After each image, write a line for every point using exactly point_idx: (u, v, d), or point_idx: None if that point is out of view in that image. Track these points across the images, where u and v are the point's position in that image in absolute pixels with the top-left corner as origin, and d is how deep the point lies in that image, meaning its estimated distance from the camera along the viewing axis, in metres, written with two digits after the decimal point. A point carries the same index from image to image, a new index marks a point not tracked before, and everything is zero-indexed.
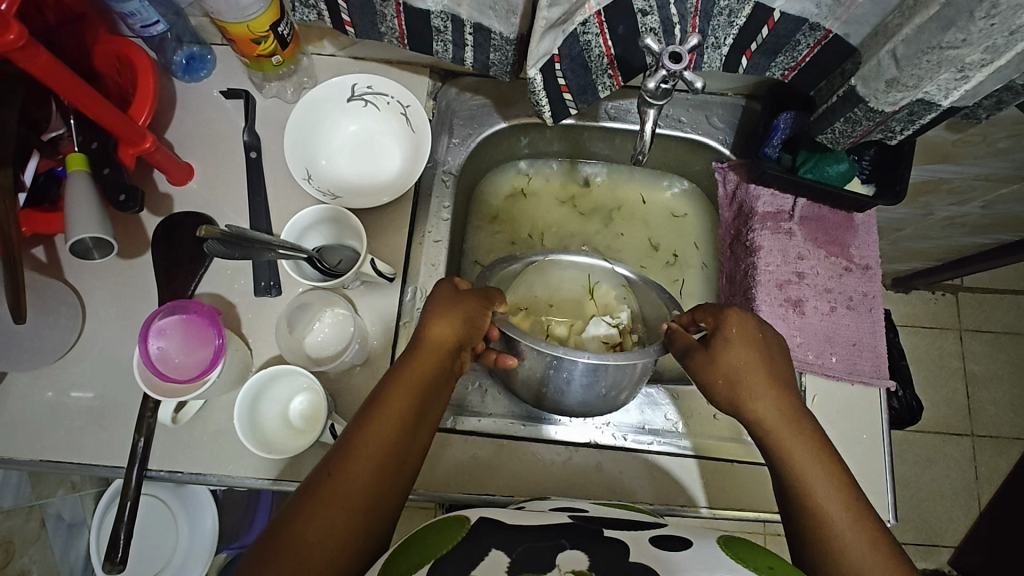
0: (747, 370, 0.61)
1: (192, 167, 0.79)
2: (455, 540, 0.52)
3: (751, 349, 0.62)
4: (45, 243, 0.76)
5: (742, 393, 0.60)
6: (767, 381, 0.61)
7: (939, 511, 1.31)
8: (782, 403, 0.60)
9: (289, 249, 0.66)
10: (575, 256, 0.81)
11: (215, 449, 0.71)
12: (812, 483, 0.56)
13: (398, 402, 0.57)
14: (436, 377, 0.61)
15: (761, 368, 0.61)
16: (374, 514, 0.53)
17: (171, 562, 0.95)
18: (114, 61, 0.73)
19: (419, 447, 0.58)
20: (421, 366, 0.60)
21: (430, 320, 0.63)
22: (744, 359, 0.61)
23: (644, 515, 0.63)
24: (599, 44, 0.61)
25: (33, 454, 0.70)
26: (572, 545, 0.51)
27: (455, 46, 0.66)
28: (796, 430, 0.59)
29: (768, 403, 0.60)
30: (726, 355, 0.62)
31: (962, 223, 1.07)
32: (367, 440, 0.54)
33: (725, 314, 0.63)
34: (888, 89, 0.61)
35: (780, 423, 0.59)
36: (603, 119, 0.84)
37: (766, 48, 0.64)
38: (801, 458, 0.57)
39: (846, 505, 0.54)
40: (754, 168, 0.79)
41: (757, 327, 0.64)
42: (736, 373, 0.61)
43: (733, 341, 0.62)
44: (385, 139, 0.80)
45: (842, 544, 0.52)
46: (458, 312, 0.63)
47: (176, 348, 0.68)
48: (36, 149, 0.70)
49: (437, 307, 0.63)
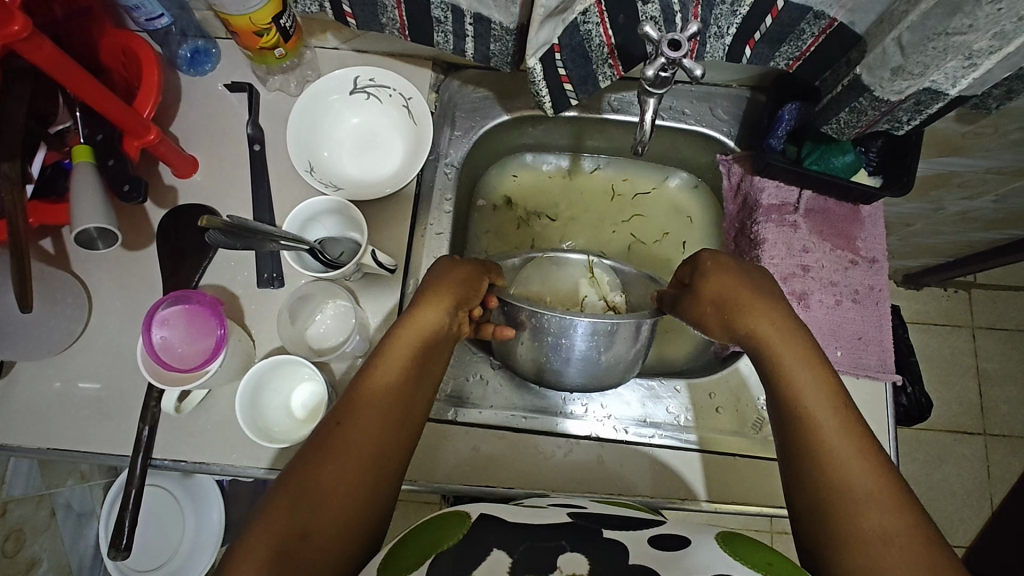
0: (738, 300, 0.63)
1: (197, 160, 0.79)
2: (456, 536, 0.52)
3: (739, 283, 0.64)
4: (53, 234, 0.77)
5: (734, 317, 0.63)
6: (766, 320, 0.62)
7: (950, 510, 1.29)
8: (781, 323, 0.61)
9: (290, 240, 0.67)
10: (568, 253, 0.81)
11: (221, 440, 0.71)
12: (806, 395, 0.57)
13: (400, 358, 0.59)
14: (436, 335, 0.62)
15: (757, 301, 0.62)
16: (386, 466, 0.54)
17: (178, 553, 0.97)
18: (120, 55, 0.73)
19: (424, 403, 0.60)
20: (423, 326, 0.61)
21: (429, 285, 0.64)
22: (730, 287, 0.63)
23: (644, 513, 0.63)
24: (600, 33, 0.60)
25: (41, 443, 0.72)
26: (571, 547, 0.51)
27: (456, 37, 0.66)
28: (793, 346, 0.60)
29: (764, 323, 0.61)
30: (709, 287, 0.64)
31: (974, 217, 1.05)
32: (372, 400, 0.56)
33: (699, 254, 0.66)
34: (893, 78, 0.60)
35: (776, 340, 0.60)
36: (606, 111, 0.84)
37: (770, 38, 0.64)
38: (806, 389, 0.57)
39: (836, 410, 0.56)
40: (759, 160, 0.78)
41: (735, 259, 0.66)
42: (723, 300, 0.63)
43: (710, 273, 0.64)
44: (386, 131, 0.80)
45: (834, 450, 0.54)
46: (454, 276, 0.65)
47: (180, 337, 0.68)
48: (43, 141, 0.70)
49: (436, 272, 0.66)
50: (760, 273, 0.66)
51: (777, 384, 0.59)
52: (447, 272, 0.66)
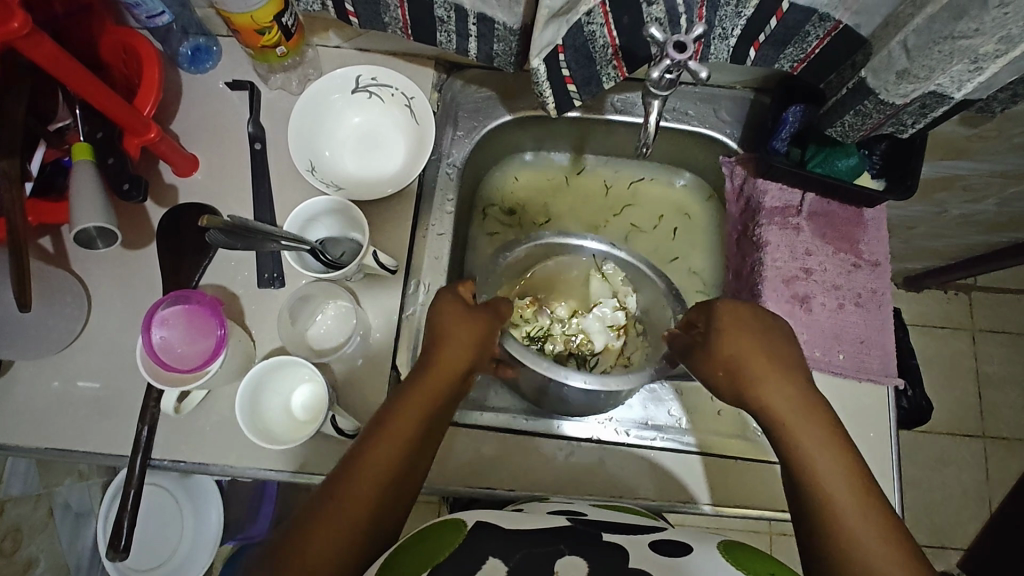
0: (749, 365, 0.60)
1: (197, 159, 0.79)
2: (450, 549, 0.51)
3: (755, 344, 0.61)
4: (52, 233, 0.76)
5: (746, 382, 0.59)
6: (778, 388, 0.58)
7: (949, 514, 1.30)
8: (793, 390, 0.58)
9: (291, 240, 0.66)
10: (585, 240, 0.79)
11: (220, 440, 0.71)
12: (819, 470, 0.54)
13: (404, 427, 0.56)
14: (444, 400, 0.60)
15: (770, 367, 0.59)
16: (375, 541, 0.52)
17: (177, 552, 0.97)
18: (120, 52, 0.72)
19: (421, 473, 0.57)
20: (432, 392, 0.59)
21: (441, 341, 0.62)
22: (745, 352, 0.60)
23: (646, 520, 0.63)
24: (604, 34, 0.60)
25: (40, 443, 0.71)
26: (570, 550, 0.51)
27: (459, 36, 0.66)
28: (807, 417, 0.57)
29: (778, 390, 0.58)
30: (724, 347, 0.61)
31: (976, 220, 1.05)
32: (370, 473, 0.53)
33: (714, 308, 0.64)
34: (898, 82, 0.60)
35: (789, 410, 0.57)
36: (609, 112, 0.83)
37: (774, 39, 0.64)
38: (820, 462, 0.54)
39: (854, 488, 0.53)
40: (762, 162, 0.78)
41: (751, 317, 0.63)
42: (736, 363, 0.60)
43: (726, 332, 0.62)
44: (389, 131, 0.80)
45: (851, 531, 0.51)
46: (469, 331, 0.63)
47: (179, 337, 0.68)
48: (42, 140, 0.69)
49: (447, 323, 0.63)
50: (779, 332, 0.62)
51: (789, 455, 0.56)
52: (447, 313, 0.64)
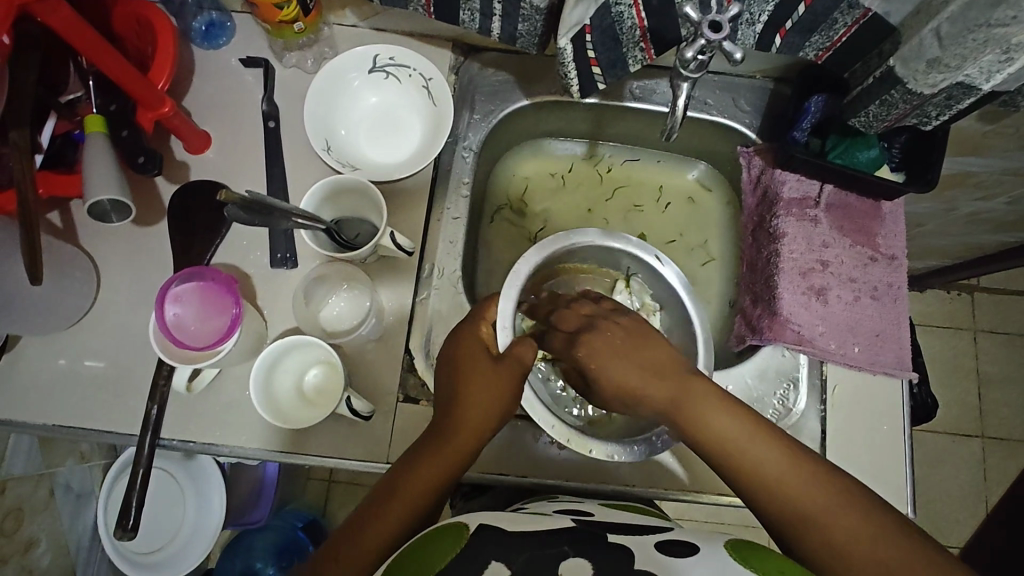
0: (631, 375, 0.61)
1: (210, 136, 0.77)
2: (454, 551, 0.51)
3: (626, 350, 0.62)
4: (61, 207, 0.75)
5: (632, 392, 0.61)
6: (656, 384, 0.61)
7: (946, 512, 1.30)
8: (671, 380, 0.61)
9: (307, 218, 0.65)
10: (623, 244, 0.73)
11: (229, 420, 0.70)
12: (723, 435, 0.58)
13: (418, 484, 0.59)
14: (462, 461, 0.61)
15: (648, 372, 0.61)
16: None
17: (179, 535, 0.96)
18: (134, 23, 0.71)
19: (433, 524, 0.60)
20: (452, 453, 0.61)
21: (465, 399, 0.63)
22: (624, 367, 0.61)
23: (652, 519, 0.63)
24: (632, 15, 0.59)
25: (49, 420, 0.70)
26: (575, 552, 0.51)
27: (483, 16, 0.64)
28: (692, 391, 0.60)
29: (658, 388, 0.61)
30: (602, 387, 0.63)
31: (985, 219, 1.04)
32: (377, 526, 0.57)
33: (587, 338, 0.64)
34: (928, 70, 0.59)
35: (675, 393, 0.60)
36: (628, 99, 0.82)
37: (801, 27, 0.63)
38: (722, 429, 0.58)
39: (754, 435, 0.57)
40: (782, 152, 0.77)
41: (616, 327, 0.65)
42: (618, 380, 0.62)
43: (603, 358, 0.62)
44: (406, 112, 0.79)
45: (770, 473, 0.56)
46: (497, 389, 0.63)
47: (193, 315, 0.67)
48: (54, 111, 0.68)
49: (472, 380, 0.63)
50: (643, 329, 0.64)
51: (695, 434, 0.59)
52: (474, 361, 0.65)
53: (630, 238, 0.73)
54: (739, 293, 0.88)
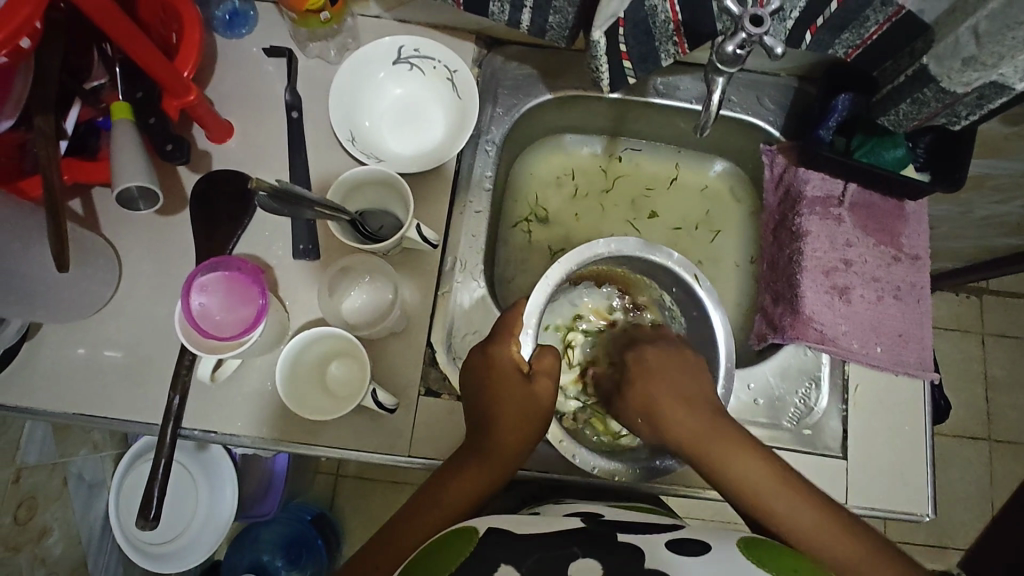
0: (657, 399, 0.65)
1: (232, 126, 0.77)
2: (460, 558, 0.52)
3: (660, 380, 0.67)
4: (82, 195, 0.74)
5: (658, 418, 0.65)
6: (681, 416, 0.64)
7: (952, 514, 1.30)
8: (700, 420, 0.63)
9: (328, 208, 0.64)
10: (660, 255, 0.72)
11: (250, 412, 0.70)
12: (745, 480, 0.60)
13: (452, 497, 0.63)
14: (492, 478, 0.64)
15: (676, 406, 0.65)
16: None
17: (191, 525, 0.96)
18: (159, 9, 0.70)
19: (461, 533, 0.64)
20: (484, 473, 0.63)
21: (495, 416, 0.64)
22: (650, 395, 0.67)
23: (663, 518, 0.63)
24: (666, 8, 0.58)
25: (68, 408, 0.70)
26: (584, 553, 0.51)
27: (512, 8, 0.64)
28: (717, 434, 0.62)
29: (684, 423, 0.64)
30: (634, 397, 0.68)
31: (1000, 222, 1.04)
32: (406, 535, 0.61)
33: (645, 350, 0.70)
34: (963, 69, 0.59)
35: (701, 432, 0.63)
36: (652, 95, 0.82)
37: (833, 24, 0.62)
38: (743, 473, 0.61)
39: (776, 483, 0.60)
40: (807, 150, 0.77)
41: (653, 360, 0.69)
42: (648, 406, 0.66)
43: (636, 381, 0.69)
44: (429, 104, 0.78)
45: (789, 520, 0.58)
46: (529, 409, 0.65)
47: (218, 304, 0.66)
48: (78, 97, 0.68)
49: (502, 396, 0.65)
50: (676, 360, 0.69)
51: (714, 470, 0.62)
52: (502, 373, 0.65)
53: (673, 253, 0.72)
54: (759, 291, 0.88)
